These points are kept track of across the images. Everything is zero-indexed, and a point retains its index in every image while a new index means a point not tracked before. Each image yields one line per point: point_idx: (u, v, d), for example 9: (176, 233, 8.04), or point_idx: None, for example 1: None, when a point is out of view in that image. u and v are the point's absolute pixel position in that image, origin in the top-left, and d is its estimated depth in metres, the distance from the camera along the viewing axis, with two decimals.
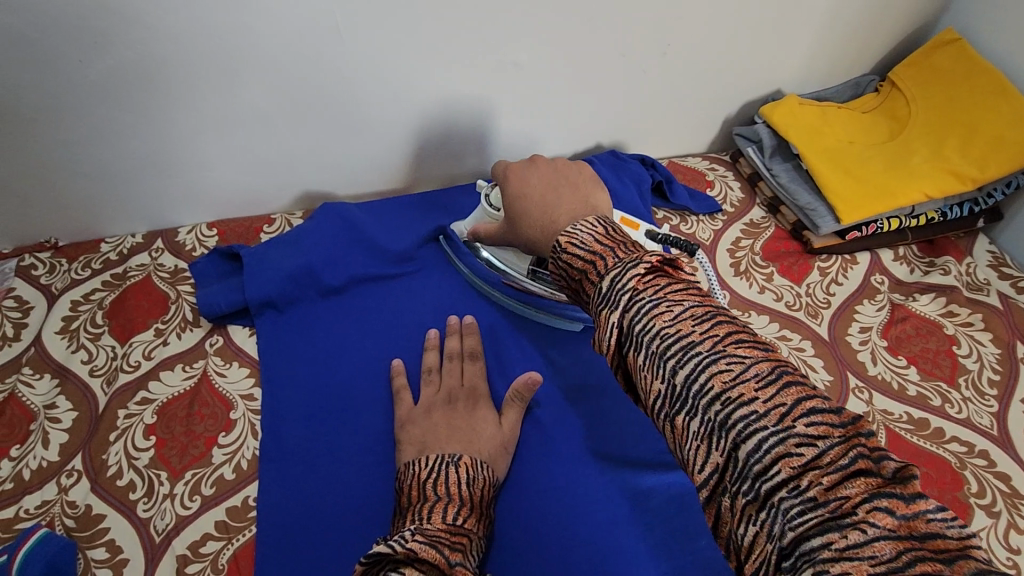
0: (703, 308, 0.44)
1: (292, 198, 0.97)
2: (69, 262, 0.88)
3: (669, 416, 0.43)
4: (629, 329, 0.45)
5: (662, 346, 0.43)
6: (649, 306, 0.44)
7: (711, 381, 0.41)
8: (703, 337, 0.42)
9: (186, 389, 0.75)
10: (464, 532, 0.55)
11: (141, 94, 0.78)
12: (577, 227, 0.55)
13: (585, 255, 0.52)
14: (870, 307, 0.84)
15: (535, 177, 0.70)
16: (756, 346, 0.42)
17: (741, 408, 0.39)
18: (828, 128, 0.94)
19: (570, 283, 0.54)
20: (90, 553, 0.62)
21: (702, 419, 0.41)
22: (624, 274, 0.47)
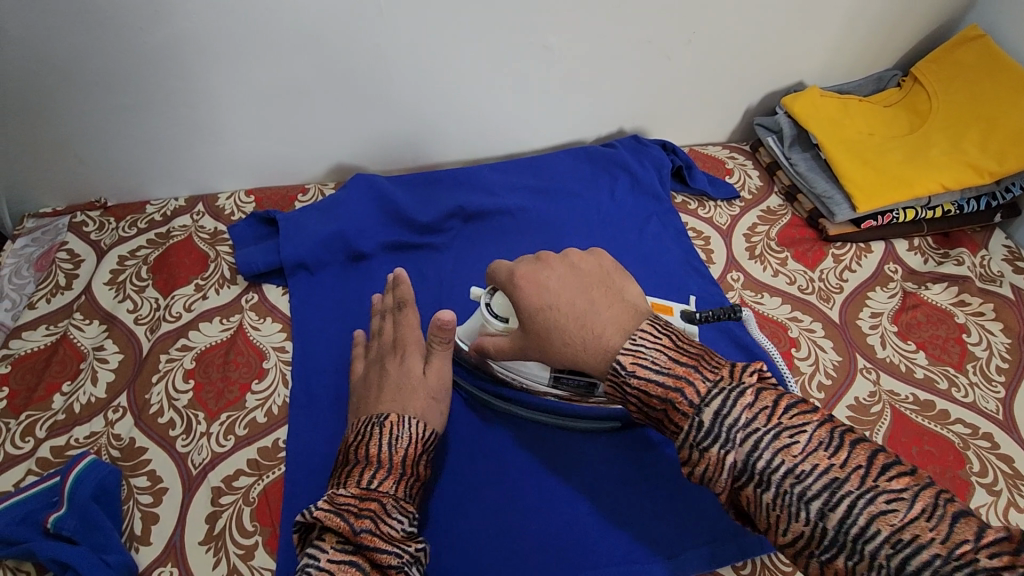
0: (829, 433, 0.47)
1: (325, 169, 1.02)
2: (117, 221, 0.94)
3: (821, 556, 0.45)
4: (753, 467, 0.47)
5: (803, 486, 0.45)
6: (771, 439, 0.47)
7: (875, 523, 0.43)
8: (847, 472, 0.45)
9: (222, 340, 0.80)
10: (382, 496, 0.58)
11: (193, 63, 0.83)
12: (638, 341, 0.53)
13: (665, 380, 0.51)
14: (882, 293, 0.86)
15: (556, 277, 0.61)
16: (903, 474, 0.45)
17: (917, 551, 0.42)
18: (848, 119, 0.96)
19: (648, 410, 0.53)
20: (133, 480, 0.67)
21: (872, 563, 0.43)
22: (732, 404, 0.49)
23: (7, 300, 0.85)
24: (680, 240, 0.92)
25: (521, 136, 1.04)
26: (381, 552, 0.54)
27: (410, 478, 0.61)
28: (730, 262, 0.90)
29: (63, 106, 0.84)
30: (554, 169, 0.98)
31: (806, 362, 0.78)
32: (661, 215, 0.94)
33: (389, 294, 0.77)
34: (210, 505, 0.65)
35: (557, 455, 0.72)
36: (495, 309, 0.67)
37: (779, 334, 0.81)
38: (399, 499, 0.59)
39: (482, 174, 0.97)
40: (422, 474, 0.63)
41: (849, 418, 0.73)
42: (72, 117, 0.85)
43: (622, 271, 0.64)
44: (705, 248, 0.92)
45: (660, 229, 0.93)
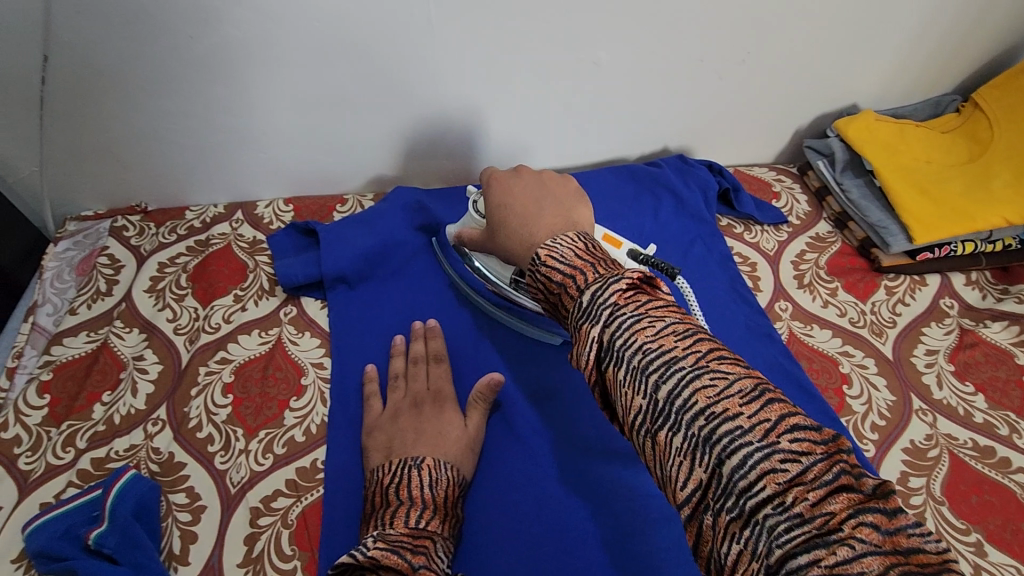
0: (685, 326, 0.44)
1: (364, 180, 1.01)
2: (157, 226, 0.94)
3: (650, 431, 0.41)
4: (610, 344, 0.44)
5: (645, 360, 0.42)
6: (631, 321, 0.43)
7: (695, 397, 0.40)
8: (687, 352, 0.42)
9: (261, 353, 0.79)
10: (431, 533, 0.58)
11: (242, 71, 0.82)
12: (557, 241, 0.54)
13: (565, 270, 0.51)
14: (938, 329, 0.83)
15: (520, 185, 0.68)
16: (738, 364, 0.41)
17: (726, 424, 0.38)
18: (904, 145, 0.92)
19: (549, 297, 0.52)
20: (172, 496, 0.66)
21: (686, 433, 0.39)
22: (606, 288, 0.46)
23: (48, 304, 0.85)
24: (726, 266, 0.89)
25: (563, 151, 1.02)
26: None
27: (449, 522, 0.62)
28: (778, 290, 0.88)
29: (109, 111, 0.83)
30: (597, 187, 0.96)
31: (858, 401, 0.76)
32: (706, 238, 0.92)
33: (417, 342, 0.79)
34: (250, 526, 0.65)
35: (599, 487, 0.70)
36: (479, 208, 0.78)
37: (830, 369, 0.79)
38: (444, 539, 0.59)
39: None
40: (454, 521, 0.64)
41: (905, 463, 0.71)
42: (118, 122, 0.85)
43: (582, 196, 0.68)
44: (752, 274, 0.90)
45: (704, 252, 0.91)
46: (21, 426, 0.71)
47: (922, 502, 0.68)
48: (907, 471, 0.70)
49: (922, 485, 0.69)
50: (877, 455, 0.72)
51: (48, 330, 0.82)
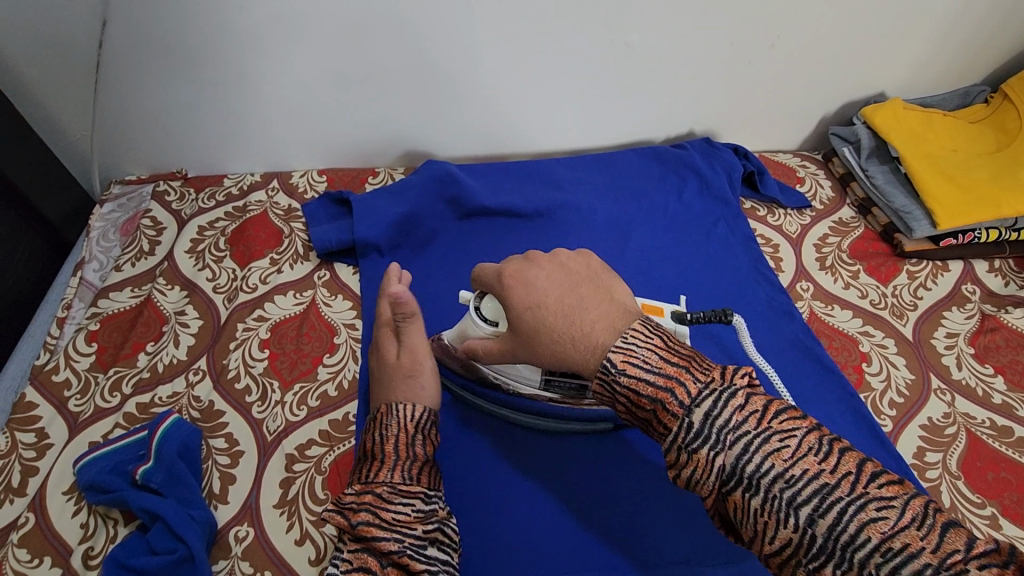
0: (819, 438, 0.43)
1: (397, 155, 1.04)
2: (197, 192, 0.97)
3: (808, 564, 0.41)
4: (741, 471, 0.43)
5: (793, 491, 0.41)
6: (759, 443, 0.43)
7: (864, 532, 0.39)
8: (837, 478, 0.41)
9: (296, 313, 0.82)
10: (378, 486, 0.56)
11: (286, 43, 0.84)
12: (630, 339, 0.49)
13: (656, 380, 0.47)
14: (958, 313, 0.84)
15: (544, 275, 0.55)
16: (892, 481, 0.41)
17: (908, 562, 0.38)
18: (931, 133, 0.93)
19: (637, 411, 0.48)
20: (212, 441, 0.70)
21: (861, 573, 0.39)
22: (720, 403, 0.45)
23: (94, 261, 0.89)
24: (749, 247, 0.91)
25: (591, 133, 1.05)
26: (379, 541, 0.52)
27: (408, 463, 0.59)
28: (800, 272, 0.89)
29: (157, 79, 0.86)
30: (623, 167, 0.98)
31: (877, 378, 0.77)
32: (730, 220, 0.93)
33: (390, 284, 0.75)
34: (285, 470, 0.68)
35: (620, 450, 0.73)
36: (486, 314, 0.64)
37: (849, 347, 0.80)
38: (397, 483, 0.56)
39: (552, 168, 0.98)
40: (424, 456, 0.60)
41: (922, 439, 0.72)
42: (165, 89, 0.88)
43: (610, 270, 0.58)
44: (774, 255, 0.91)
45: (728, 233, 0.92)
46: (70, 370, 0.75)
47: (937, 476, 0.69)
48: (923, 446, 0.72)
49: (938, 460, 0.71)
50: (894, 430, 0.73)
51: (95, 284, 0.87)
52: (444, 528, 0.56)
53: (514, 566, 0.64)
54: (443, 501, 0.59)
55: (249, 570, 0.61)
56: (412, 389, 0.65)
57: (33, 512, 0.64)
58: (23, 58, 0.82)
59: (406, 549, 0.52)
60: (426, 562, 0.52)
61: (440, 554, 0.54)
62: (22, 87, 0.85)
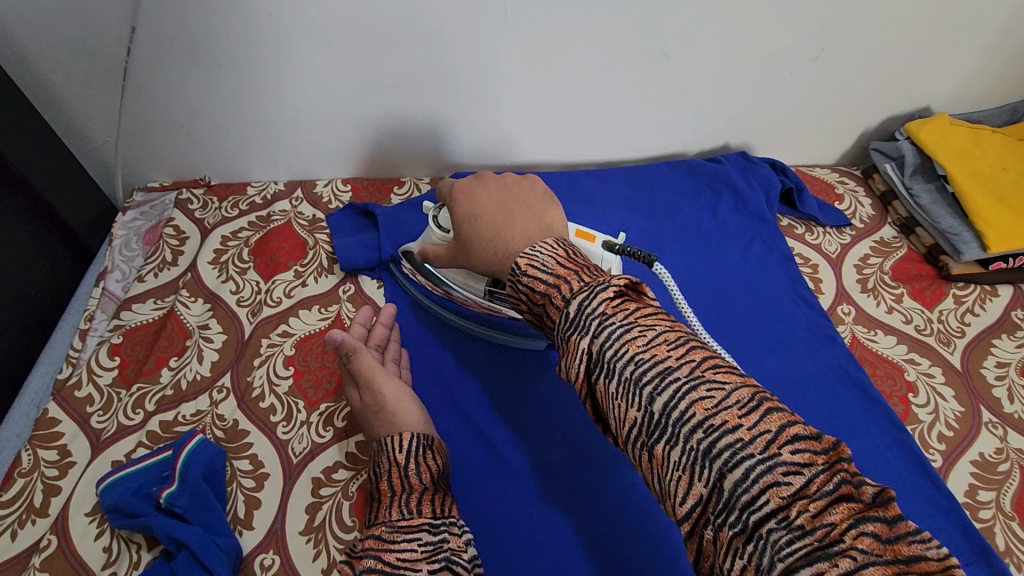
0: (677, 335, 0.43)
1: (423, 164, 1.02)
2: (220, 201, 0.96)
3: (647, 444, 0.41)
4: (602, 357, 0.42)
5: (639, 373, 0.41)
6: (621, 332, 0.42)
7: (692, 409, 0.39)
8: (681, 363, 0.41)
9: (321, 328, 0.80)
10: (379, 528, 0.55)
11: (317, 51, 0.82)
12: (537, 249, 0.52)
13: (548, 279, 0.50)
14: (1009, 341, 0.81)
15: (486, 194, 0.64)
16: (734, 372, 0.41)
17: (726, 436, 0.37)
18: (980, 150, 0.89)
19: (533, 307, 0.51)
20: (236, 463, 0.68)
21: (684, 448, 0.39)
22: (594, 297, 0.45)
23: (117, 271, 0.88)
24: (787, 266, 0.88)
25: (623, 143, 1.02)
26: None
27: (406, 497, 0.57)
28: (841, 294, 0.86)
29: (183, 84, 0.85)
30: (656, 181, 0.95)
31: (925, 409, 0.74)
32: (767, 237, 0.90)
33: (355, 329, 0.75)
34: (312, 495, 0.66)
35: None
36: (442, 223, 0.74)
37: (895, 376, 0.77)
38: (397, 520, 0.55)
39: (583, 181, 0.95)
40: (422, 486, 0.59)
41: (974, 476, 0.69)
42: (191, 96, 0.86)
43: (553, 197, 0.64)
44: (813, 276, 0.88)
45: (765, 252, 0.89)
46: (93, 385, 0.73)
47: (991, 516, 0.66)
48: (976, 484, 0.69)
49: (991, 499, 0.68)
50: (944, 466, 0.70)
51: (117, 295, 0.85)
52: (452, 564, 0.53)
53: None
54: (456, 530, 0.57)
55: None
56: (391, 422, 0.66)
57: (56, 534, 0.62)
58: (50, 64, 0.81)
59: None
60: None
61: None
62: (48, 93, 0.83)
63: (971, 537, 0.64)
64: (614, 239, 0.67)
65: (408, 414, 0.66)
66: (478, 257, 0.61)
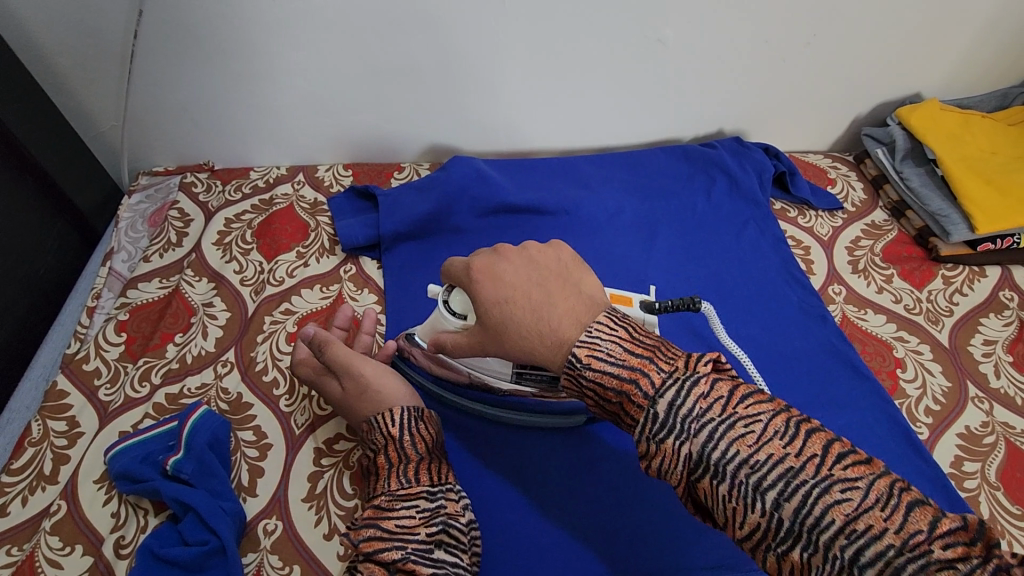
0: (784, 422, 0.42)
1: (422, 150, 1.04)
2: (223, 184, 0.97)
3: (777, 548, 0.41)
4: (708, 460, 0.42)
5: (758, 476, 0.41)
6: (723, 429, 0.42)
7: (830, 514, 0.39)
8: (802, 461, 0.40)
9: (323, 306, 0.82)
10: (378, 498, 0.57)
11: (319, 36, 0.84)
12: (596, 333, 0.48)
13: (619, 372, 0.46)
14: (997, 320, 0.82)
15: (512, 269, 0.53)
16: (860, 462, 0.40)
17: (872, 542, 0.37)
18: (970, 134, 0.91)
19: (605, 403, 0.48)
20: (240, 433, 0.70)
21: (827, 555, 0.38)
22: (684, 392, 0.43)
23: (123, 251, 0.89)
24: (779, 248, 0.89)
25: (619, 130, 1.04)
26: (381, 553, 0.51)
27: (403, 467, 0.59)
28: (832, 275, 0.88)
29: (187, 69, 0.86)
30: (651, 165, 0.96)
31: (912, 384, 0.76)
32: (760, 220, 0.92)
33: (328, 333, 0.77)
34: (313, 464, 0.68)
35: None
36: (454, 308, 0.60)
37: (883, 352, 0.79)
38: (396, 490, 0.57)
39: (580, 166, 0.97)
40: (418, 455, 0.60)
41: (960, 448, 0.71)
42: (195, 81, 0.88)
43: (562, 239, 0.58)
44: (805, 258, 0.90)
45: (758, 234, 0.91)
46: (100, 360, 0.75)
47: (976, 486, 0.68)
48: (962, 456, 0.70)
49: (977, 470, 0.69)
50: (931, 439, 0.72)
51: (123, 275, 0.87)
52: (449, 527, 0.55)
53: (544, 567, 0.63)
54: (452, 494, 0.59)
55: (278, 563, 0.61)
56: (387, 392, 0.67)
57: (65, 499, 0.64)
58: (57, 47, 0.82)
59: (410, 555, 0.51)
60: (433, 566, 0.52)
61: (448, 555, 0.54)
62: (57, 77, 0.85)
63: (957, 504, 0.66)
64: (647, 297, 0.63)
65: (392, 388, 0.66)
66: None
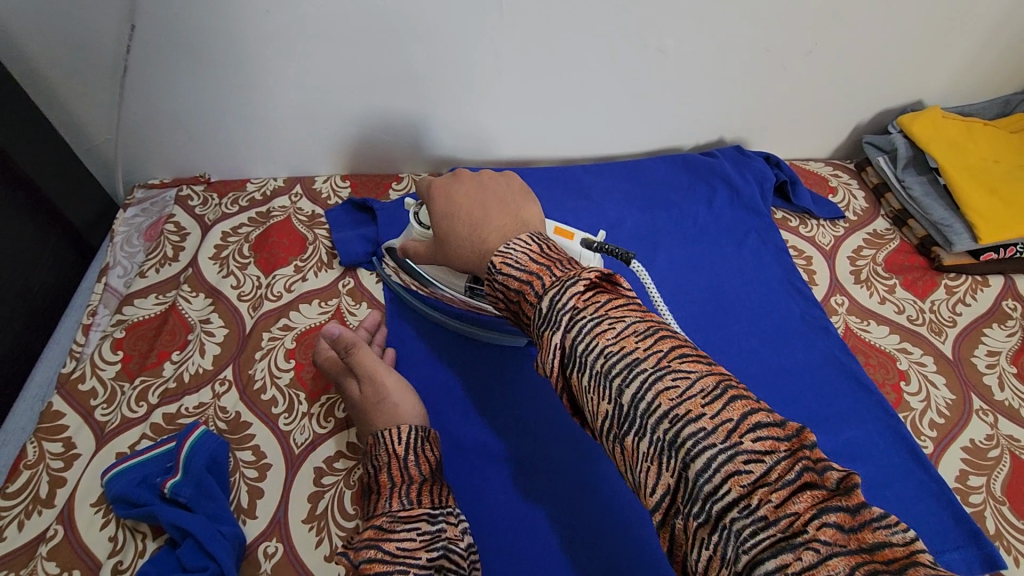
0: (646, 324, 0.42)
1: (420, 160, 1.03)
2: (220, 197, 0.96)
3: (618, 437, 0.40)
4: (573, 353, 0.42)
5: (607, 365, 0.40)
6: (590, 324, 0.42)
7: (657, 399, 0.38)
8: (648, 352, 0.40)
9: (322, 321, 0.81)
10: (379, 518, 0.56)
11: (316, 48, 0.83)
12: (511, 246, 0.51)
13: (521, 276, 0.48)
14: (1000, 330, 0.82)
15: (462, 190, 0.63)
16: (700, 360, 0.40)
17: (689, 425, 0.37)
18: (972, 142, 0.90)
19: (509, 304, 0.50)
20: (239, 454, 0.69)
21: (651, 438, 0.38)
22: (564, 292, 0.44)
23: (118, 267, 0.88)
24: (781, 258, 0.89)
25: (618, 138, 1.03)
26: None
27: (405, 487, 0.58)
28: (834, 286, 0.87)
29: (182, 82, 0.85)
30: (651, 175, 0.96)
31: (916, 397, 0.75)
32: (761, 230, 0.91)
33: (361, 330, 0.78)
34: (314, 485, 0.67)
35: None
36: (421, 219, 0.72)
37: (887, 365, 0.78)
38: (397, 511, 0.56)
39: (580, 176, 0.96)
40: (421, 477, 0.60)
41: (965, 461, 0.70)
42: (190, 92, 0.87)
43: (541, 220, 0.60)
44: (807, 268, 0.89)
45: (759, 244, 0.90)
46: (97, 379, 0.74)
47: (981, 501, 0.68)
48: (966, 470, 0.70)
49: (982, 484, 0.69)
50: (935, 452, 0.71)
51: (119, 290, 0.86)
52: (450, 552, 0.54)
53: None
54: (453, 519, 0.58)
55: None
56: (389, 411, 0.66)
57: (62, 524, 0.63)
58: (51, 61, 0.81)
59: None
60: None
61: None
62: (51, 91, 0.84)
63: (963, 521, 0.65)
64: (593, 236, 0.68)
65: (408, 407, 0.67)
66: (462, 253, 0.62)
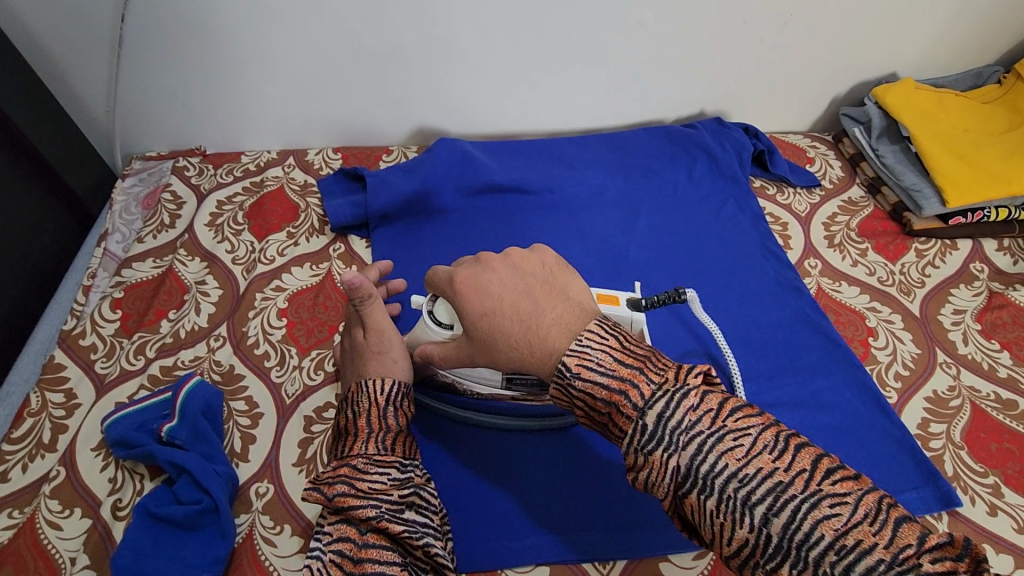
0: (775, 435, 0.43)
1: (409, 132, 1.05)
2: (215, 168, 0.99)
3: (765, 564, 0.42)
4: (697, 473, 0.43)
5: (748, 491, 0.41)
6: (713, 443, 0.43)
7: (819, 530, 0.39)
8: (792, 476, 0.41)
9: (313, 283, 0.84)
10: (354, 458, 0.58)
11: (307, 22, 0.86)
12: (586, 342, 0.49)
13: (609, 383, 0.47)
14: (966, 291, 0.85)
15: (497, 281, 0.55)
16: (847, 477, 0.41)
17: (862, 558, 0.38)
18: (944, 112, 0.93)
19: (593, 412, 0.49)
20: (233, 403, 0.72)
21: (817, 571, 0.39)
22: (675, 403, 0.45)
23: (117, 233, 0.91)
24: (757, 224, 0.92)
25: (602, 111, 1.05)
26: (355, 510, 0.54)
27: (381, 434, 0.61)
28: (808, 249, 0.90)
29: (176, 54, 0.88)
30: (633, 146, 0.98)
31: (883, 352, 0.79)
32: (739, 198, 0.94)
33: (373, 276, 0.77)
34: (304, 431, 0.70)
35: None
36: (439, 318, 0.64)
37: (856, 322, 0.82)
38: (372, 454, 0.58)
39: (564, 147, 0.99)
40: (398, 427, 0.62)
41: (927, 410, 0.74)
42: (185, 67, 0.90)
43: None
44: (783, 233, 0.92)
45: (737, 211, 0.93)
46: (97, 335, 0.78)
47: (941, 446, 0.71)
48: (928, 418, 0.73)
49: (942, 431, 0.72)
50: (899, 402, 0.75)
51: (118, 255, 0.89)
52: (420, 491, 0.58)
53: (526, 526, 0.66)
54: (420, 470, 0.61)
55: (269, 523, 0.64)
56: None
57: (64, 466, 0.66)
58: (50, 34, 0.84)
59: (383, 514, 0.54)
60: (404, 525, 0.54)
61: (418, 516, 0.56)
62: (50, 63, 0.87)
63: (921, 463, 0.69)
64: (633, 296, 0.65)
65: None
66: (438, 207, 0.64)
